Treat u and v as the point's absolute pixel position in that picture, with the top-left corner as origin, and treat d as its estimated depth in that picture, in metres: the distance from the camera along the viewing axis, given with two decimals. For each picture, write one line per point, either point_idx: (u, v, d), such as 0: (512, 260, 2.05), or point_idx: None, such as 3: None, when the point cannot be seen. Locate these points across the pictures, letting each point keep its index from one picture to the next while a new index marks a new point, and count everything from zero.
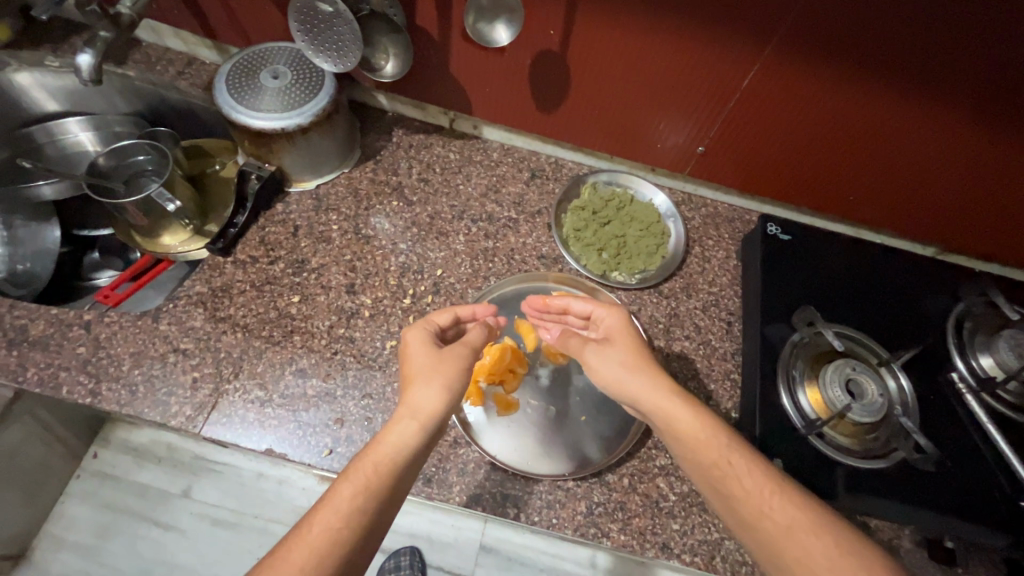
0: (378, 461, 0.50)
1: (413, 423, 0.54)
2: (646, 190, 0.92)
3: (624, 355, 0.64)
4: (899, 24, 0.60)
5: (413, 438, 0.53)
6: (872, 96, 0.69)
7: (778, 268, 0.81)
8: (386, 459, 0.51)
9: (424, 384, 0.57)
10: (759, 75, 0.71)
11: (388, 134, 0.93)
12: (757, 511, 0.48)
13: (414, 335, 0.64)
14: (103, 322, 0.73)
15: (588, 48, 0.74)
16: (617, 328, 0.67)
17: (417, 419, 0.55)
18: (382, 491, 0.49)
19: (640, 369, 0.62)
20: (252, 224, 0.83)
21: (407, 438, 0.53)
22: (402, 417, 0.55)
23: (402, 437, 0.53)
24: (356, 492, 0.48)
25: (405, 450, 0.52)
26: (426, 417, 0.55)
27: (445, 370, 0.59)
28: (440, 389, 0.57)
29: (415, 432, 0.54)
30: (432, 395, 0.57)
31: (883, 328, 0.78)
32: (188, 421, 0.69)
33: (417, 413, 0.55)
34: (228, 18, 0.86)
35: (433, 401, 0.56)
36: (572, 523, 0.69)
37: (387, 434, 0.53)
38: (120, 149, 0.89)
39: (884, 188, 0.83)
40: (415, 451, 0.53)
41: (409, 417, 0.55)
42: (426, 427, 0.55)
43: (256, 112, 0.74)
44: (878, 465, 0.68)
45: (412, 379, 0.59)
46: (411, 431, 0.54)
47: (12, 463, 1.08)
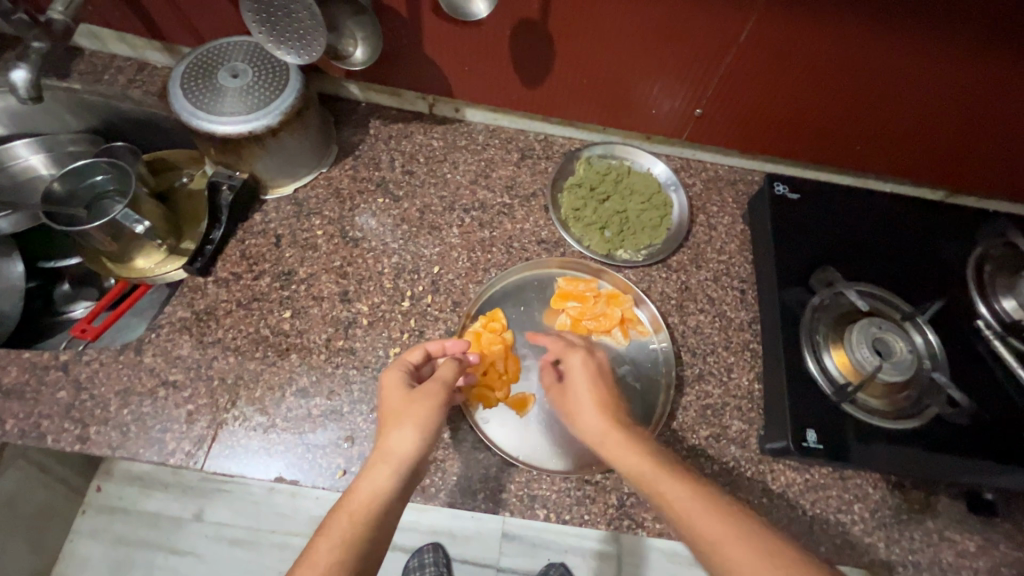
0: (355, 510, 0.47)
1: (387, 468, 0.51)
2: (643, 159, 0.87)
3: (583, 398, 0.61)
4: None
5: (388, 483, 0.50)
6: (876, 38, 0.65)
7: (791, 228, 0.77)
8: (361, 507, 0.47)
9: (397, 426, 0.54)
10: (758, 25, 0.66)
11: (364, 127, 0.87)
12: (695, 524, 0.47)
13: (390, 377, 0.60)
14: (81, 362, 0.68)
15: (572, 13, 0.68)
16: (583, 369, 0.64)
17: (389, 463, 0.51)
18: (364, 540, 0.44)
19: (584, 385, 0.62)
20: (230, 238, 0.77)
21: (382, 483, 0.49)
22: (375, 463, 0.51)
23: (376, 483, 0.49)
24: (336, 546, 0.43)
25: (381, 495, 0.48)
26: (403, 459, 0.52)
27: (420, 410, 0.56)
28: (415, 429, 0.54)
29: (390, 478, 0.50)
30: (406, 436, 0.53)
31: (903, 280, 0.75)
32: (188, 457, 0.64)
33: (391, 456, 0.52)
34: (174, 15, 0.79)
35: (407, 444, 0.53)
36: (605, 518, 0.66)
37: (359, 482, 0.49)
38: (74, 171, 0.81)
39: (890, 133, 0.80)
40: (393, 494, 0.49)
41: (383, 463, 0.51)
42: (401, 471, 0.51)
43: (218, 116, 0.68)
44: (912, 424, 0.66)
45: (385, 422, 0.55)
46: (386, 475, 0.50)
47: (13, 507, 1.04)
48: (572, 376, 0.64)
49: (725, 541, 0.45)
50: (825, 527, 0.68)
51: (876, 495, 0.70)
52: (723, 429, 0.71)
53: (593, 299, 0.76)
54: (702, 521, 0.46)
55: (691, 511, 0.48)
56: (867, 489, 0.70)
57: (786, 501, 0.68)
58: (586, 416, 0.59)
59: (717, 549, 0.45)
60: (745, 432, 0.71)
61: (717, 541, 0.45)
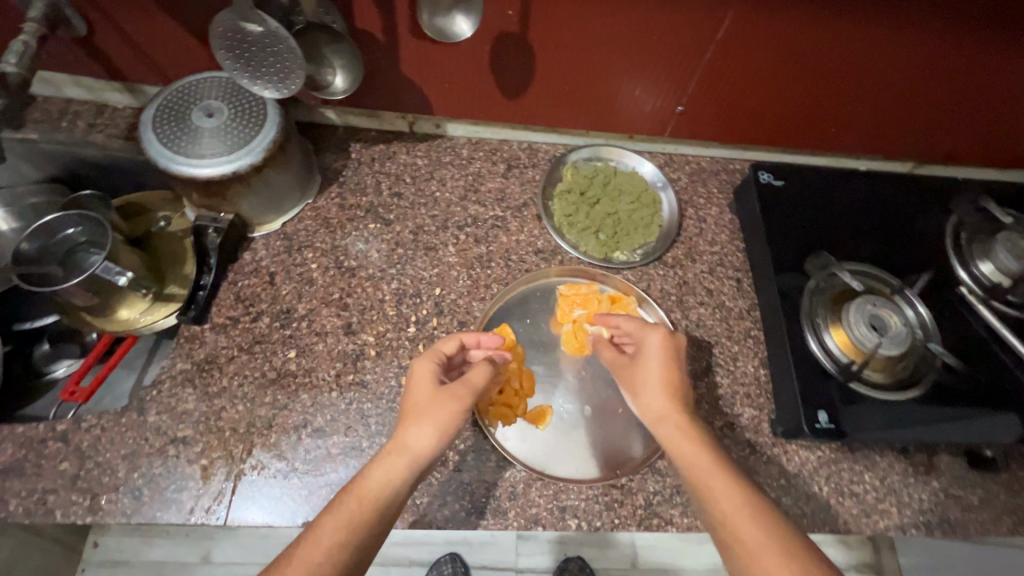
0: (362, 501, 0.49)
1: (401, 461, 0.52)
2: (628, 159, 0.88)
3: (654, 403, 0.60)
4: None
5: (398, 478, 0.51)
6: (846, 24, 0.67)
7: (779, 215, 0.79)
8: (369, 497, 0.50)
9: (417, 422, 0.55)
10: (735, 21, 0.67)
11: (345, 151, 0.85)
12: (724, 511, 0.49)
13: (421, 367, 0.61)
14: (81, 430, 0.65)
15: (551, 22, 0.68)
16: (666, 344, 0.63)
17: (404, 457, 0.53)
18: (366, 531, 0.48)
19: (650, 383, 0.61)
20: (221, 282, 0.75)
21: (393, 476, 0.51)
22: (391, 453, 0.53)
23: (388, 475, 0.51)
24: (338, 531, 0.47)
25: (389, 489, 0.51)
26: (417, 455, 0.53)
27: (444, 410, 0.56)
28: (434, 426, 0.55)
29: (402, 472, 0.52)
30: (425, 433, 0.54)
31: (888, 255, 0.78)
32: (208, 514, 0.62)
33: (407, 450, 0.53)
34: (134, 54, 0.75)
35: (424, 440, 0.54)
36: (635, 519, 0.67)
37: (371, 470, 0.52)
38: (42, 227, 0.77)
39: (863, 113, 0.82)
40: (401, 489, 0.51)
41: (397, 455, 0.53)
42: (414, 467, 0.53)
43: (198, 159, 0.65)
44: (913, 393, 0.69)
45: (408, 414, 0.57)
46: (399, 468, 0.52)
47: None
48: (646, 352, 0.63)
49: (749, 541, 0.46)
50: (842, 500, 0.70)
51: (884, 463, 0.73)
52: (736, 417, 0.73)
53: (597, 301, 0.77)
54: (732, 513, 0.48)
55: (735, 516, 0.48)
56: (875, 458, 0.73)
57: (803, 480, 0.71)
58: (654, 415, 0.59)
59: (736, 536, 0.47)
60: (758, 419, 0.73)
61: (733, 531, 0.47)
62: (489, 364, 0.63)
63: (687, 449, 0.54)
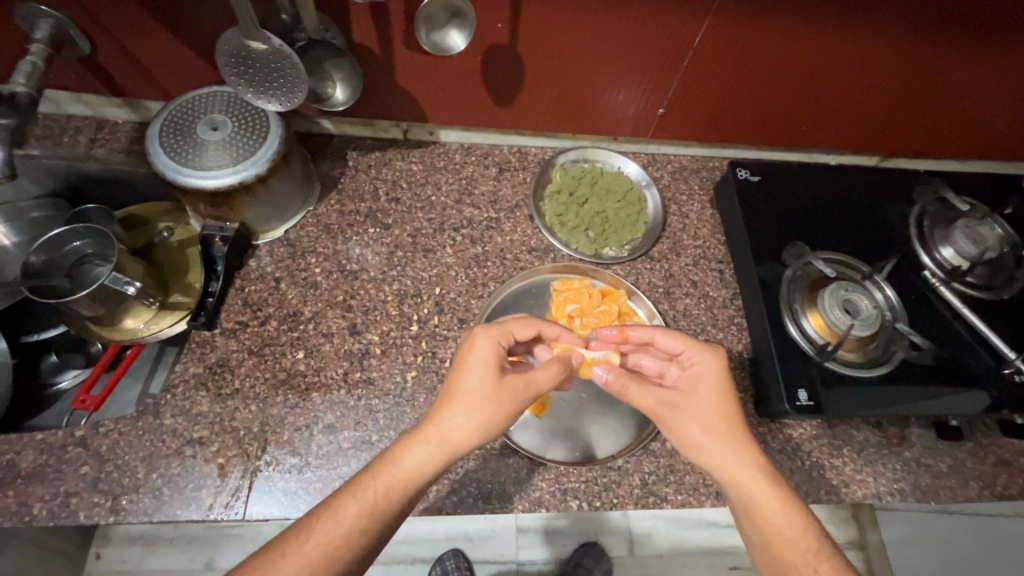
0: (391, 486, 0.54)
1: (437, 451, 0.56)
2: (613, 159, 0.93)
3: (717, 463, 0.60)
4: None
5: (431, 468, 0.55)
6: (813, 31, 0.72)
7: (757, 209, 0.85)
8: (398, 484, 0.54)
9: (459, 414, 0.57)
10: (711, 30, 0.72)
11: (342, 159, 0.88)
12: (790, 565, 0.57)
13: (483, 346, 0.61)
14: (100, 434, 0.67)
15: (539, 34, 0.72)
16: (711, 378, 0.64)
17: (440, 447, 0.56)
18: (388, 515, 0.54)
19: (723, 441, 0.60)
20: (228, 288, 0.78)
21: (423, 465, 0.55)
22: (430, 442, 0.56)
23: (420, 463, 0.55)
24: (361, 515, 0.53)
25: (417, 476, 0.55)
26: (452, 448, 0.56)
27: (492, 412, 0.57)
28: (475, 420, 0.57)
29: (434, 461, 0.55)
30: (468, 428, 0.56)
31: (859, 243, 0.84)
32: (227, 509, 0.65)
33: (444, 440, 0.56)
34: (136, 71, 0.77)
35: (462, 433, 0.56)
36: (632, 498, 0.72)
37: (406, 456, 0.55)
38: (49, 240, 0.80)
39: (832, 112, 0.88)
40: (429, 476, 0.55)
41: (434, 446, 0.56)
42: (446, 458, 0.56)
43: (205, 171, 0.68)
44: (884, 370, 0.75)
45: (454, 398, 0.58)
46: (432, 457, 0.55)
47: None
48: (694, 388, 0.64)
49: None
50: (823, 472, 0.76)
51: (860, 437, 0.78)
52: None
53: (589, 295, 0.81)
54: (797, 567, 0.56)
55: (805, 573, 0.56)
56: (851, 433, 0.78)
57: (787, 455, 0.76)
58: (723, 469, 0.60)
59: None
60: (743, 400, 0.78)
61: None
62: (560, 362, 0.64)
63: (790, 533, 0.57)
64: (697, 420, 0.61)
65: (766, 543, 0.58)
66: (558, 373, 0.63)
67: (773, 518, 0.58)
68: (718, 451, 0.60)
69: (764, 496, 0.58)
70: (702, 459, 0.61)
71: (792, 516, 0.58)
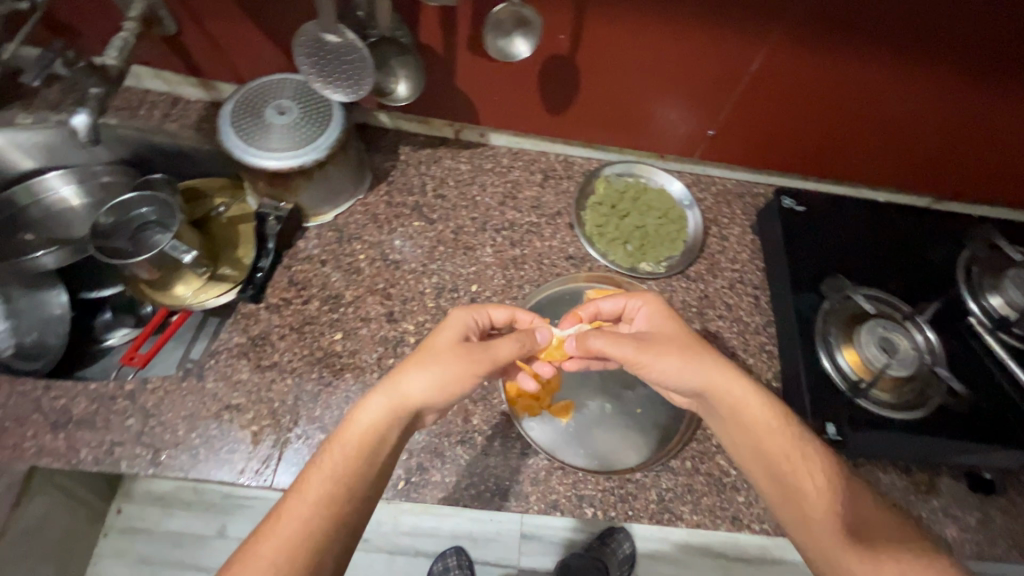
0: (347, 450, 0.56)
1: (389, 407, 0.59)
2: (657, 176, 0.93)
3: (699, 381, 0.62)
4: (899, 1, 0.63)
5: (383, 418, 0.58)
6: (874, 63, 0.72)
7: (800, 237, 0.84)
8: (354, 447, 0.56)
9: (412, 373, 0.60)
10: (769, 56, 0.73)
11: (395, 153, 0.91)
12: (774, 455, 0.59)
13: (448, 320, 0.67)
14: (147, 390, 0.71)
15: (599, 46, 0.73)
16: (657, 315, 0.69)
17: (391, 403, 0.59)
18: (351, 480, 0.55)
19: (698, 361, 0.62)
20: (277, 265, 0.81)
21: (375, 425, 0.58)
22: (382, 395, 0.59)
23: (372, 423, 0.58)
24: (324, 483, 0.54)
25: (371, 434, 0.57)
26: (402, 405, 0.59)
27: (450, 360, 0.62)
28: (427, 377, 0.60)
29: (385, 418, 0.58)
30: (419, 383, 0.60)
31: (901, 283, 0.82)
32: (257, 475, 0.68)
33: (397, 398, 0.59)
34: (214, 54, 0.82)
35: (415, 391, 0.59)
36: (647, 512, 0.72)
37: (358, 413, 0.58)
38: (120, 203, 0.86)
39: (886, 148, 0.87)
40: (384, 435, 0.58)
41: (388, 400, 0.59)
42: (397, 414, 0.59)
43: (268, 152, 0.72)
44: (919, 415, 0.73)
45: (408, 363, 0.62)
46: (383, 416, 0.58)
47: (36, 530, 1.09)
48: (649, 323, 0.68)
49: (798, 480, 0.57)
50: None
51: (887, 479, 0.77)
52: None
53: None
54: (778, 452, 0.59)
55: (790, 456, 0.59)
56: (878, 474, 0.77)
57: None
58: (703, 382, 0.62)
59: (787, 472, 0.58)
60: None
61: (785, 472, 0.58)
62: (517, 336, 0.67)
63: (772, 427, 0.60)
64: (668, 347, 0.64)
65: (760, 452, 0.60)
66: (519, 348, 0.66)
67: (761, 427, 0.60)
68: (697, 370, 0.62)
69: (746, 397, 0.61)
70: (685, 377, 0.62)
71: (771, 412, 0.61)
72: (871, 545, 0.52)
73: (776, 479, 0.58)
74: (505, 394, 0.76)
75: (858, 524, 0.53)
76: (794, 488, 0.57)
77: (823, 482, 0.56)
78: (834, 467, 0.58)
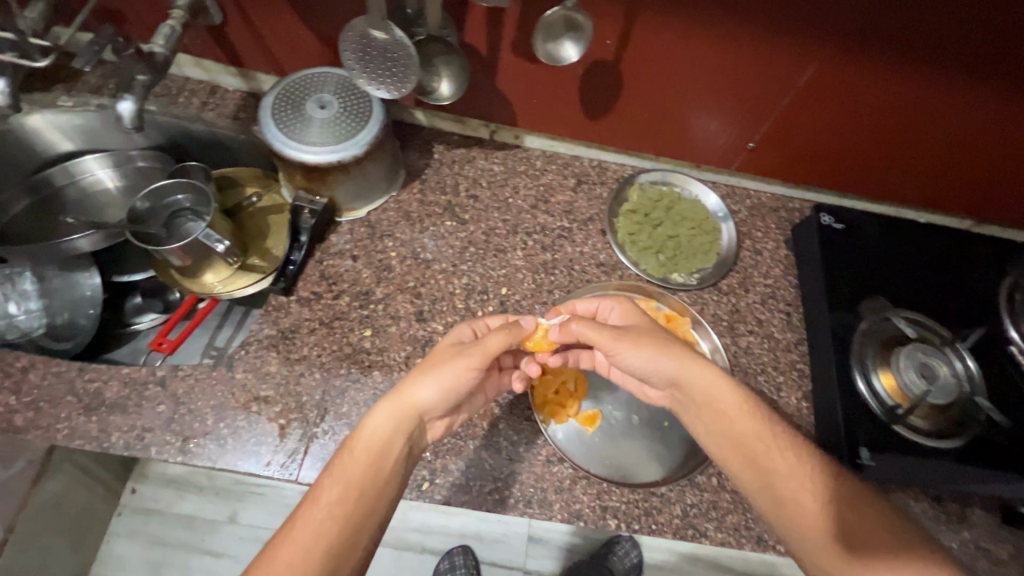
0: (356, 452, 0.58)
1: (393, 411, 0.61)
2: (693, 186, 0.92)
3: (672, 370, 0.65)
4: (957, 23, 0.61)
5: (389, 425, 0.60)
6: (925, 85, 0.70)
7: (838, 256, 0.82)
8: (363, 450, 0.58)
9: (415, 378, 0.63)
10: (819, 70, 0.71)
11: (429, 151, 0.91)
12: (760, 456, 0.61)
13: (451, 334, 0.70)
14: (178, 377, 0.71)
15: (645, 55, 0.73)
16: (631, 314, 0.73)
17: (395, 407, 0.61)
18: (361, 480, 0.56)
19: (669, 350, 0.66)
20: (308, 259, 0.81)
21: (381, 428, 0.60)
22: (388, 405, 0.62)
23: (378, 424, 0.60)
24: (336, 484, 0.55)
25: (378, 437, 0.59)
26: (405, 410, 0.61)
27: (451, 367, 0.63)
28: (429, 381, 0.63)
29: (391, 421, 0.60)
30: (425, 392, 0.62)
31: (942, 307, 0.80)
32: (283, 469, 0.68)
33: (403, 402, 0.61)
34: (256, 44, 0.82)
35: (421, 397, 0.62)
36: (671, 527, 0.71)
37: (367, 422, 0.60)
38: (157, 191, 0.86)
39: (930, 169, 0.85)
40: (391, 437, 0.60)
41: (393, 406, 0.61)
42: (401, 417, 0.61)
43: (307, 146, 0.71)
44: (955, 444, 0.71)
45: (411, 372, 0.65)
46: (389, 418, 0.61)
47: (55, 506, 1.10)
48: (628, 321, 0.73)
49: (786, 480, 0.59)
50: None
51: (917, 508, 0.75)
52: None
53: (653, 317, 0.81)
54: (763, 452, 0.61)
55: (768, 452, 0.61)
56: (908, 502, 0.75)
57: None
58: (681, 375, 0.65)
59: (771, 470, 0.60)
60: None
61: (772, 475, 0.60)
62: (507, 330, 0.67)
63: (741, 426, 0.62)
64: (645, 341, 0.67)
65: (731, 436, 0.62)
66: (508, 340, 0.66)
67: (731, 412, 0.63)
68: (668, 358, 0.65)
69: (720, 394, 0.64)
70: (660, 363, 0.65)
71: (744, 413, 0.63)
72: (854, 529, 0.55)
73: (749, 463, 0.61)
74: (532, 400, 0.76)
75: (842, 508, 0.57)
76: (771, 477, 0.60)
77: (792, 461, 0.60)
78: (803, 447, 0.61)
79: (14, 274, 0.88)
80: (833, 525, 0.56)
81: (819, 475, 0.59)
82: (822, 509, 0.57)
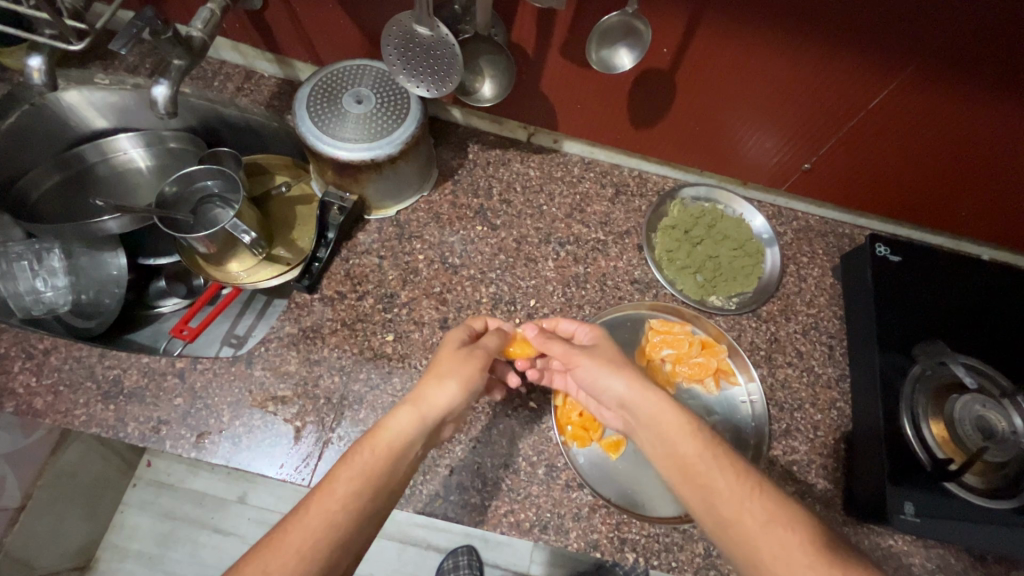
0: (377, 450, 0.54)
1: (414, 414, 0.58)
2: (738, 206, 0.87)
3: (622, 389, 0.62)
4: None
5: (413, 428, 0.57)
6: (1006, 118, 0.65)
7: (890, 291, 0.77)
8: (383, 449, 0.54)
9: (435, 382, 0.60)
10: (894, 93, 0.66)
11: (463, 150, 0.87)
12: (705, 477, 0.55)
13: (453, 335, 0.67)
14: (197, 369, 0.70)
15: (703, 66, 0.68)
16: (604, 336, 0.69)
17: (417, 410, 0.58)
18: (381, 477, 0.53)
19: (624, 370, 0.63)
20: (334, 256, 0.79)
21: (406, 429, 0.56)
22: (408, 408, 0.58)
23: (402, 424, 0.56)
24: (353, 479, 0.51)
25: (401, 438, 0.56)
26: (428, 410, 0.58)
27: (465, 368, 0.62)
28: (449, 385, 0.60)
29: (417, 423, 0.57)
30: (447, 393, 0.60)
31: (1003, 356, 0.74)
32: (296, 472, 0.67)
33: (421, 404, 0.58)
34: (295, 31, 0.80)
35: (443, 397, 0.59)
36: (692, 566, 0.68)
37: (388, 421, 0.57)
38: (186, 176, 0.85)
39: (998, 204, 0.79)
40: (414, 438, 0.57)
41: (415, 407, 0.58)
42: (426, 417, 0.58)
43: (341, 142, 0.69)
44: (1007, 504, 0.66)
45: (428, 374, 0.62)
46: (412, 420, 0.57)
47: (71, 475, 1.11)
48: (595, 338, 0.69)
49: (723, 501, 0.54)
50: None
51: (959, 567, 0.70)
52: (809, 487, 0.72)
53: (688, 344, 0.76)
54: (711, 472, 0.55)
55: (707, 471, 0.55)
56: (949, 560, 0.70)
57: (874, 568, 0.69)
58: (629, 399, 0.61)
59: (708, 488, 0.55)
60: (830, 493, 0.72)
61: (716, 498, 0.54)
62: (499, 333, 0.69)
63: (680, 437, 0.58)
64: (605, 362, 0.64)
65: (674, 455, 0.57)
66: (502, 343, 0.68)
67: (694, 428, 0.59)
68: (619, 377, 0.62)
69: (664, 413, 0.60)
70: (645, 391, 0.61)
71: (687, 425, 0.59)
72: (804, 554, 0.49)
73: (690, 480, 0.56)
74: (554, 420, 0.72)
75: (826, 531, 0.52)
76: (709, 493, 0.55)
77: (732, 478, 0.55)
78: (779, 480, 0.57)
79: (40, 249, 0.86)
80: (772, 547, 0.50)
81: (767, 499, 0.54)
82: (765, 530, 0.51)
